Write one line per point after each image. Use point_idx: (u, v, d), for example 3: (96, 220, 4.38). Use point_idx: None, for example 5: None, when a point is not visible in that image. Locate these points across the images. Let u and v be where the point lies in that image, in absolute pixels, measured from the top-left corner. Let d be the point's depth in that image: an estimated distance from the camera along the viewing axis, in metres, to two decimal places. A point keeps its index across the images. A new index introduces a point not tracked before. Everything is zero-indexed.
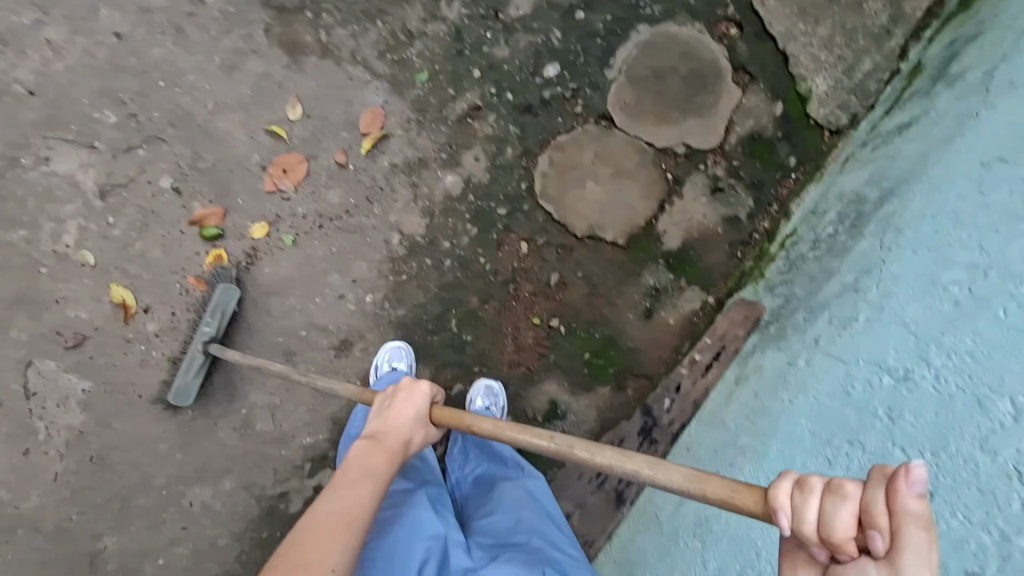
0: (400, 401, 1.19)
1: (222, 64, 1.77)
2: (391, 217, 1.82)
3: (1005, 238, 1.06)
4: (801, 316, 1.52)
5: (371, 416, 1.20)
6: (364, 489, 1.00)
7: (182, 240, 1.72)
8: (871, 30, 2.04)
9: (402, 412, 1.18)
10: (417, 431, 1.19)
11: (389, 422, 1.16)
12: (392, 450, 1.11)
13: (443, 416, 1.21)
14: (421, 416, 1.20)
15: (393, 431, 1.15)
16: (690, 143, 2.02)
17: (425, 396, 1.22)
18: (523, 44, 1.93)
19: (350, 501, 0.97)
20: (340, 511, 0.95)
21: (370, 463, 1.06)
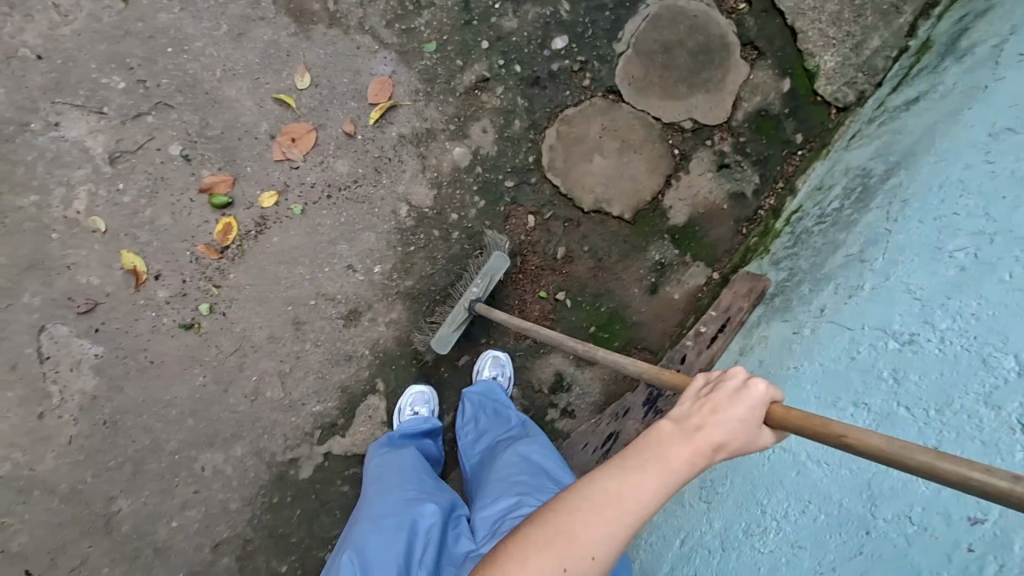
0: (727, 390, 0.83)
1: (230, 31, 1.76)
2: (399, 188, 1.83)
3: (1012, 206, 1.09)
4: (807, 287, 1.53)
5: (690, 394, 0.85)
6: (644, 495, 0.75)
7: (191, 208, 1.73)
8: (880, 7, 2.04)
9: (724, 410, 0.80)
10: (741, 437, 0.79)
11: (708, 412, 0.80)
12: (699, 449, 0.77)
13: (779, 416, 0.82)
14: (749, 421, 0.80)
15: (710, 427, 0.79)
16: (697, 118, 2.02)
17: (761, 398, 0.81)
18: (531, 15, 1.92)
19: (622, 505, 0.74)
20: (609, 518, 0.74)
21: (670, 456, 0.76)
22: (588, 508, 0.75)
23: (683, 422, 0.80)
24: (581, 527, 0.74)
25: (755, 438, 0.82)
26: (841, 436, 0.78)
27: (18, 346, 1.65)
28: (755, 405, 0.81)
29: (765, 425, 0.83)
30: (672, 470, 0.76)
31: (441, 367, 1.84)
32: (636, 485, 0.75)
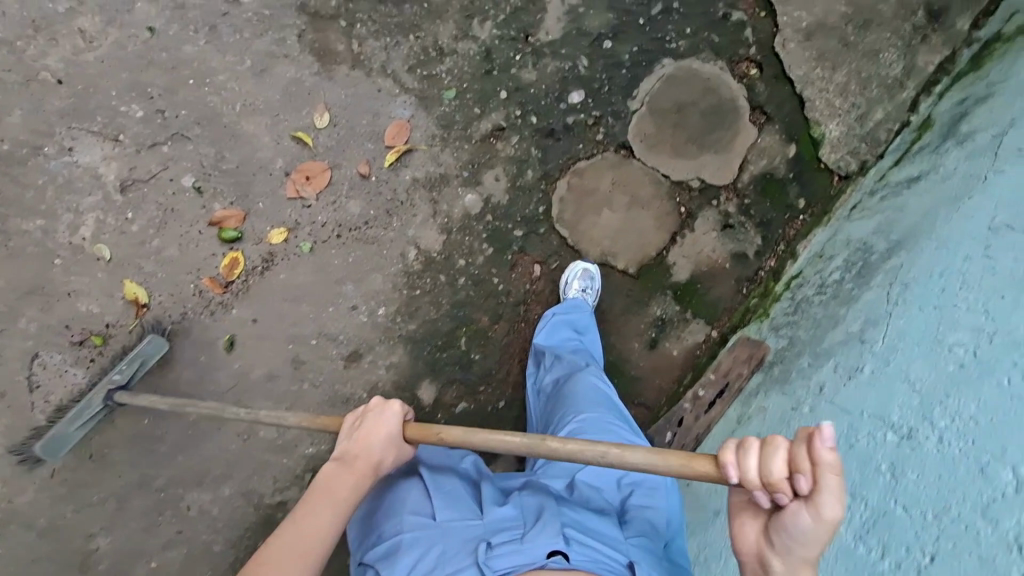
0: (371, 416, 1.28)
1: (254, 66, 1.77)
2: (409, 231, 1.85)
3: (1011, 305, 1.13)
4: (807, 361, 1.57)
5: (345, 434, 1.28)
6: (319, 531, 1.12)
7: (199, 239, 1.73)
8: (885, 80, 2.17)
9: (372, 433, 1.25)
10: (385, 449, 1.25)
11: (358, 441, 1.25)
12: (357, 471, 1.21)
13: (410, 429, 1.29)
14: (393, 434, 1.27)
15: (363, 454, 1.23)
16: (704, 177, 2.07)
17: (393, 416, 1.27)
18: (550, 69, 1.96)
19: (303, 544, 1.10)
20: (292, 561, 1.08)
21: (340, 485, 1.18)
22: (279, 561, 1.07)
23: (342, 456, 1.23)
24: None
25: (399, 450, 1.28)
26: (445, 434, 1.25)
27: (9, 374, 1.63)
28: (391, 420, 1.27)
29: (401, 440, 1.28)
30: (343, 496, 1.17)
31: (438, 413, 1.85)
32: (316, 524, 1.12)
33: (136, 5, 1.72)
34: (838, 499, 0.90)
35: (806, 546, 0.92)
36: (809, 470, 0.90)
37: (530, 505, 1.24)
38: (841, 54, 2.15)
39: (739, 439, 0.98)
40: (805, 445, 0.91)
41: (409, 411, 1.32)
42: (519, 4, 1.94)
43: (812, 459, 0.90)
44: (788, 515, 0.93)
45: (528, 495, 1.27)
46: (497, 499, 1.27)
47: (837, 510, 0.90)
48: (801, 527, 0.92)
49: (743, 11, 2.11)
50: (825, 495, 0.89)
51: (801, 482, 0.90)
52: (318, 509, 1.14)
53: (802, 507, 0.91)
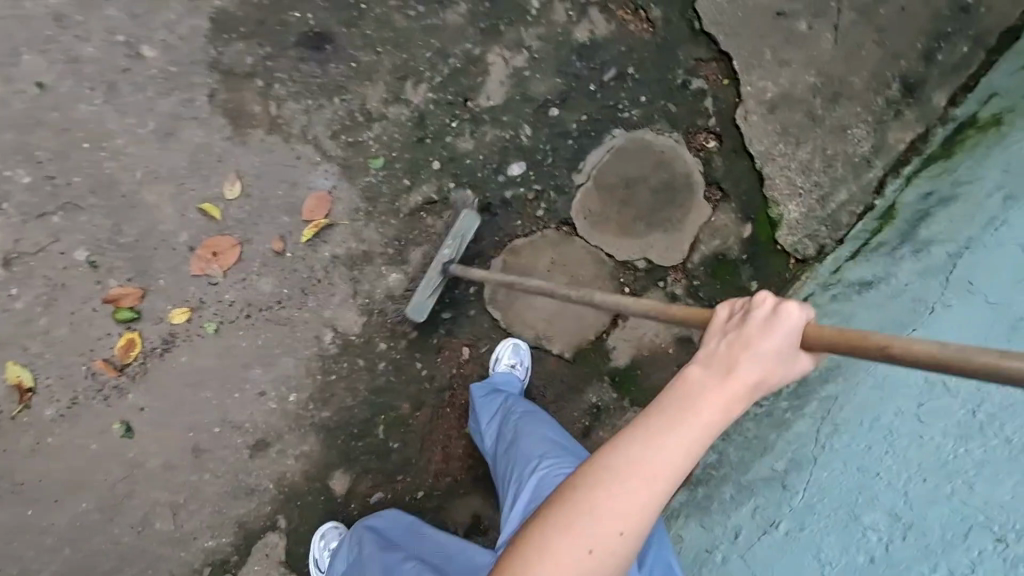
0: (759, 319, 0.87)
1: (157, 128, 1.61)
2: (326, 312, 1.72)
3: (928, 504, 1.24)
4: (728, 492, 1.52)
5: (712, 332, 0.90)
6: (677, 457, 0.80)
7: (92, 318, 1.60)
8: (852, 159, 2.02)
9: (755, 343, 0.85)
10: (775, 368, 0.85)
11: (737, 349, 0.85)
12: (733, 392, 0.83)
13: (814, 331, 0.87)
14: (788, 341, 0.86)
15: (742, 367, 0.84)
16: (651, 258, 1.95)
17: (795, 322, 0.86)
18: (489, 138, 1.81)
19: (651, 470, 0.80)
20: (639, 493, 0.79)
21: (703, 405, 0.82)
22: (623, 487, 0.79)
23: (714, 362, 0.85)
24: (614, 510, 0.79)
25: (790, 365, 0.87)
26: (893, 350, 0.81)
27: None
28: (791, 328, 0.86)
29: (798, 350, 0.88)
30: (707, 425, 0.81)
31: (350, 505, 1.76)
32: (668, 448, 0.80)
33: (23, 55, 1.55)
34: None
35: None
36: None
37: None
38: (807, 130, 2.01)
39: None
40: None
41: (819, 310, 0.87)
42: (459, 64, 1.78)
43: None
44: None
45: None
46: None
47: None
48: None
49: (705, 78, 1.95)
50: None
51: None
52: (672, 432, 0.80)
53: None
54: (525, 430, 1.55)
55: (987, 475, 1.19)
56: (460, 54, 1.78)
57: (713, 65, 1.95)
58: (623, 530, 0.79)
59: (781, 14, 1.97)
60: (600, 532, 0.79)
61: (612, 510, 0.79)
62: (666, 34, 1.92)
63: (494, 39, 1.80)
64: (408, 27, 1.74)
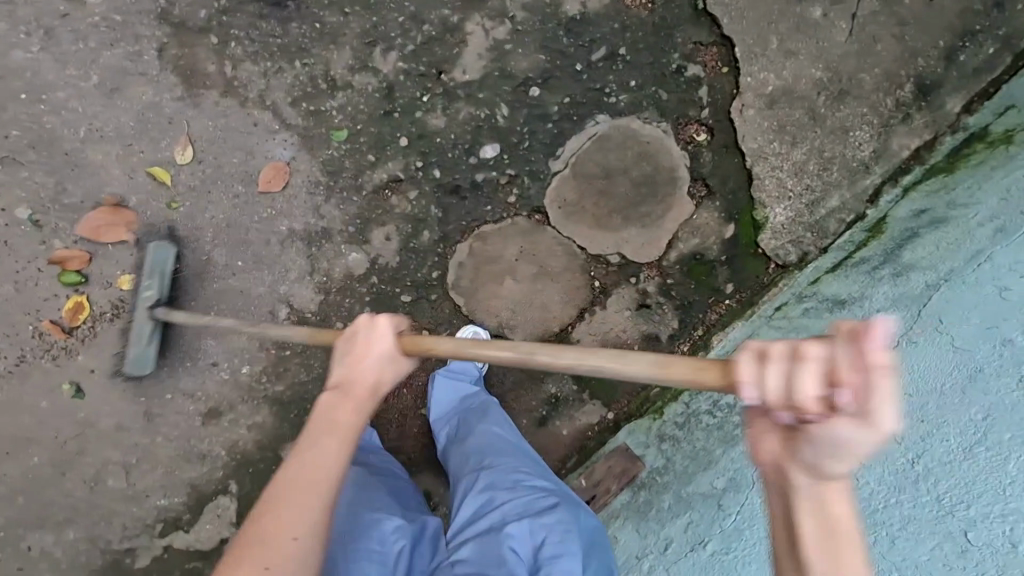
0: (359, 338, 1.09)
1: (101, 83, 1.53)
2: (281, 288, 1.68)
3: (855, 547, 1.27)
4: (666, 502, 1.55)
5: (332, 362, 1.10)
6: (331, 458, 0.97)
7: (38, 279, 1.56)
8: (849, 163, 1.90)
9: (364, 357, 1.07)
10: (383, 370, 1.08)
11: (348, 366, 1.07)
12: (357, 396, 1.04)
13: (410, 344, 1.10)
14: (385, 350, 1.08)
15: (353, 374, 1.06)
16: (625, 254, 1.86)
17: (388, 330, 1.09)
18: (462, 115, 1.70)
19: (306, 475, 0.94)
20: (298, 501, 0.92)
21: (336, 415, 1.01)
22: (286, 502, 0.92)
23: (337, 381, 1.06)
24: (281, 520, 0.91)
25: (397, 364, 1.10)
26: (434, 348, 1.09)
27: None
28: (384, 337, 1.08)
29: (401, 353, 1.10)
30: (343, 424, 1.01)
31: None
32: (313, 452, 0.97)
33: None
34: (894, 406, 0.65)
35: (839, 461, 0.70)
36: (859, 378, 0.64)
37: None
38: (805, 129, 1.88)
39: (759, 347, 0.73)
40: (852, 342, 0.65)
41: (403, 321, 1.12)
42: (435, 32, 1.66)
43: (863, 362, 0.64)
44: (823, 428, 0.70)
45: None
46: None
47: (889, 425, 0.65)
48: (840, 442, 0.69)
49: (703, 65, 1.83)
50: (879, 407, 0.64)
51: (841, 397, 0.65)
52: (315, 441, 0.98)
53: (836, 422, 0.68)
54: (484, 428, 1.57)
55: (909, 534, 1.22)
56: (436, 21, 1.66)
57: (713, 50, 1.82)
58: (297, 535, 0.90)
59: None
60: (277, 548, 0.89)
61: (285, 526, 0.90)
62: (664, 12, 1.78)
63: (474, 7, 1.68)
64: None
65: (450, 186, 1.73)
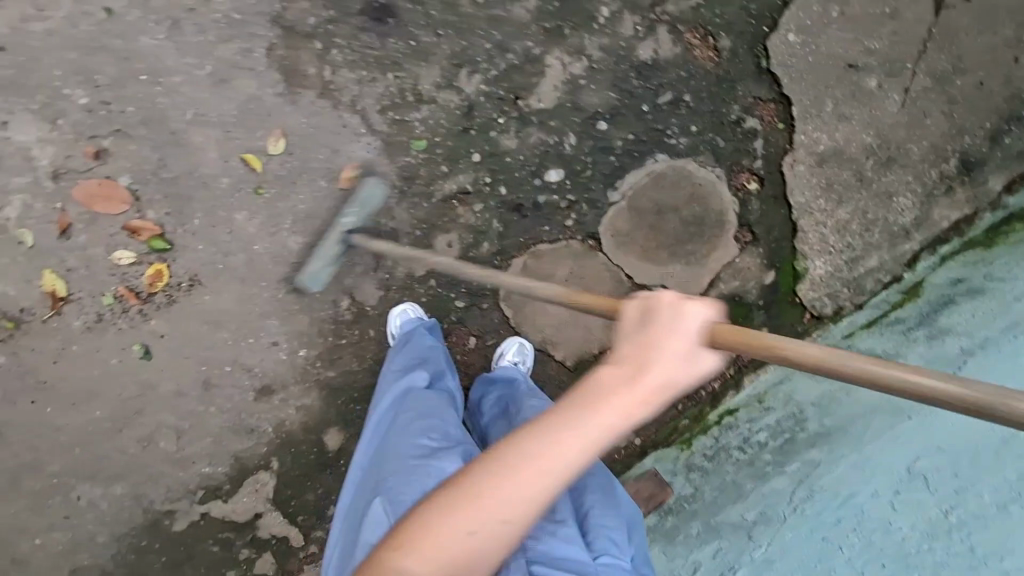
0: (662, 323, 0.94)
1: (212, 73, 1.66)
2: (346, 280, 1.79)
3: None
4: (695, 528, 1.59)
5: (622, 338, 0.96)
6: (581, 449, 0.86)
7: (127, 244, 1.69)
8: (890, 227, 1.98)
9: (669, 347, 0.92)
10: (681, 370, 0.92)
11: (644, 353, 0.91)
12: (637, 389, 0.89)
13: (732, 336, 0.94)
14: (687, 346, 0.93)
15: (648, 367, 0.90)
16: (669, 287, 1.95)
17: (694, 330, 0.94)
18: (533, 140, 1.82)
19: (559, 439, 0.86)
20: (532, 476, 0.85)
21: (611, 403, 0.87)
22: (517, 467, 0.86)
23: (626, 364, 0.91)
24: (506, 486, 0.85)
25: (693, 363, 0.93)
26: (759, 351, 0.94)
27: None
28: (690, 336, 0.93)
29: (701, 351, 0.95)
30: (608, 419, 0.87)
31: (340, 459, 1.84)
32: (570, 427, 0.87)
33: None
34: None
35: None
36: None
37: None
38: (851, 190, 1.98)
39: None
40: None
41: (721, 317, 0.96)
42: (517, 61, 1.78)
43: None
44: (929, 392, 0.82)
45: None
46: None
47: None
48: None
49: (760, 118, 1.92)
50: None
51: None
52: (582, 416, 0.87)
53: None
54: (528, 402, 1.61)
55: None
56: (519, 51, 1.78)
57: (771, 106, 1.91)
58: (510, 517, 0.85)
59: (852, 66, 1.91)
60: (492, 512, 0.85)
61: (513, 496, 0.85)
62: (729, 66, 1.88)
63: (557, 42, 1.80)
64: (474, 15, 1.75)
65: (513, 203, 1.83)
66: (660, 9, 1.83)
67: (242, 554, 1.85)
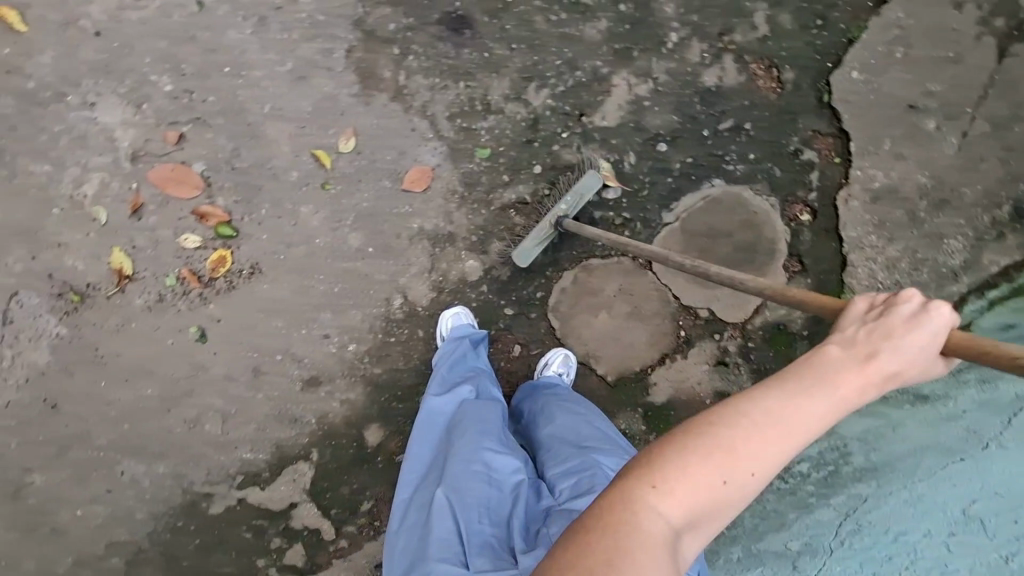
0: (902, 316, 0.86)
1: (293, 70, 1.73)
2: (400, 280, 1.81)
3: None
4: (735, 553, 1.64)
5: (854, 322, 0.89)
6: (822, 417, 0.78)
7: (194, 228, 1.74)
8: (940, 268, 1.95)
9: (899, 335, 0.84)
10: (915, 365, 0.84)
11: (881, 338, 0.84)
12: (876, 371, 0.81)
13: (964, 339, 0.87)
14: (929, 344, 0.85)
15: (884, 353, 0.82)
16: (714, 310, 1.95)
17: (941, 331, 0.86)
18: (593, 156, 1.85)
19: (799, 416, 0.77)
20: (773, 436, 0.77)
21: (850, 376, 0.80)
22: (762, 427, 0.77)
23: (859, 347, 0.84)
24: (751, 443, 0.76)
25: (925, 368, 0.87)
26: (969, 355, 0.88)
27: None
28: (935, 336, 0.86)
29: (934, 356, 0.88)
30: (850, 392, 0.79)
31: (378, 457, 1.84)
32: (810, 403, 0.77)
33: None
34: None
35: None
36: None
37: None
38: (903, 228, 1.95)
39: None
40: None
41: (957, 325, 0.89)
42: (584, 78, 1.83)
43: None
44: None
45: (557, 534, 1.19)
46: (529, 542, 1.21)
47: None
48: None
49: (818, 151, 1.94)
50: None
51: None
52: (825, 386, 0.79)
53: None
54: (574, 408, 1.60)
55: None
56: (587, 69, 1.83)
57: (829, 140, 1.94)
58: (754, 473, 0.76)
59: (912, 107, 1.92)
60: (735, 467, 0.76)
61: (753, 454, 0.76)
62: (791, 99, 1.91)
63: (624, 63, 1.84)
64: (547, 31, 1.81)
65: None
66: (728, 39, 1.88)
67: (272, 544, 1.85)
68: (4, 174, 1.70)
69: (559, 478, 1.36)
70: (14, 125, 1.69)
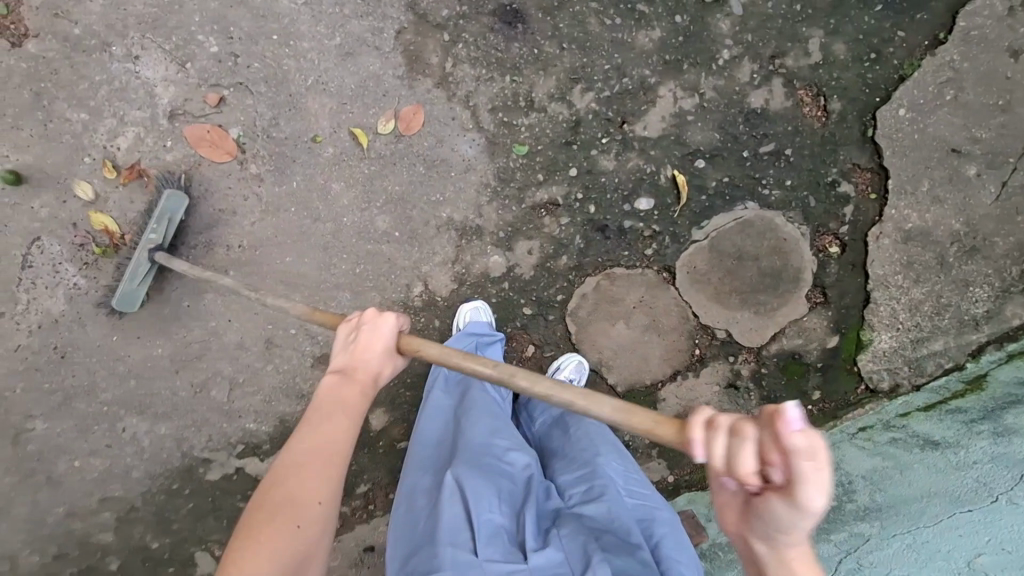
0: (365, 333, 1.19)
1: (341, 45, 1.72)
2: (422, 268, 1.80)
3: None
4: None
5: (337, 353, 1.20)
6: (341, 431, 1.05)
7: (224, 193, 1.73)
8: (963, 315, 1.93)
9: (368, 348, 1.17)
10: (386, 365, 1.19)
11: (353, 361, 1.16)
12: (361, 382, 1.14)
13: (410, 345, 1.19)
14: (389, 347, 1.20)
15: (361, 365, 1.16)
16: (732, 332, 1.93)
17: (391, 331, 1.19)
18: (630, 165, 1.84)
19: (326, 445, 1.02)
20: (319, 469, 0.99)
21: (345, 396, 1.10)
22: (304, 465, 0.99)
23: (344, 372, 1.14)
24: (306, 479, 0.97)
25: (391, 364, 1.20)
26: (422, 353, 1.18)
27: (9, 247, 1.70)
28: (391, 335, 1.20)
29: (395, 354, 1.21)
30: (349, 403, 1.10)
31: (380, 441, 1.83)
32: (328, 430, 1.04)
33: None
34: (824, 488, 0.70)
35: (787, 534, 0.78)
36: (781, 459, 0.70)
37: (574, 546, 1.16)
38: (930, 270, 1.93)
39: (708, 415, 0.78)
40: (772, 425, 0.71)
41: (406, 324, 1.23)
42: (631, 86, 1.82)
43: (750, 466, 0.72)
44: (764, 503, 0.78)
45: (569, 533, 1.19)
46: (538, 537, 1.19)
47: (818, 503, 0.70)
48: (782, 517, 0.76)
49: (855, 185, 1.92)
50: (804, 488, 0.69)
51: (774, 472, 0.72)
52: (335, 414, 1.07)
53: (777, 499, 0.75)
54: None
55: None
56: (635, 77, 1.81)
57: (868, 175, 1.92)
58: (321, 501, 0.96)
59: (955, 150, 1.90)
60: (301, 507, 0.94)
61: (313, 487, 0.97)
62: (835, 129, 1.90)
63: (672, 75, 1.83)
64: (600, 34, 1.79)
65: (598, 223, 1.85)
66: (779, 62, 1.87)
67: None
68: (40, 117, 1.68)
69: (568, 484, 1.38)
70: (55, 69, 1.67)
